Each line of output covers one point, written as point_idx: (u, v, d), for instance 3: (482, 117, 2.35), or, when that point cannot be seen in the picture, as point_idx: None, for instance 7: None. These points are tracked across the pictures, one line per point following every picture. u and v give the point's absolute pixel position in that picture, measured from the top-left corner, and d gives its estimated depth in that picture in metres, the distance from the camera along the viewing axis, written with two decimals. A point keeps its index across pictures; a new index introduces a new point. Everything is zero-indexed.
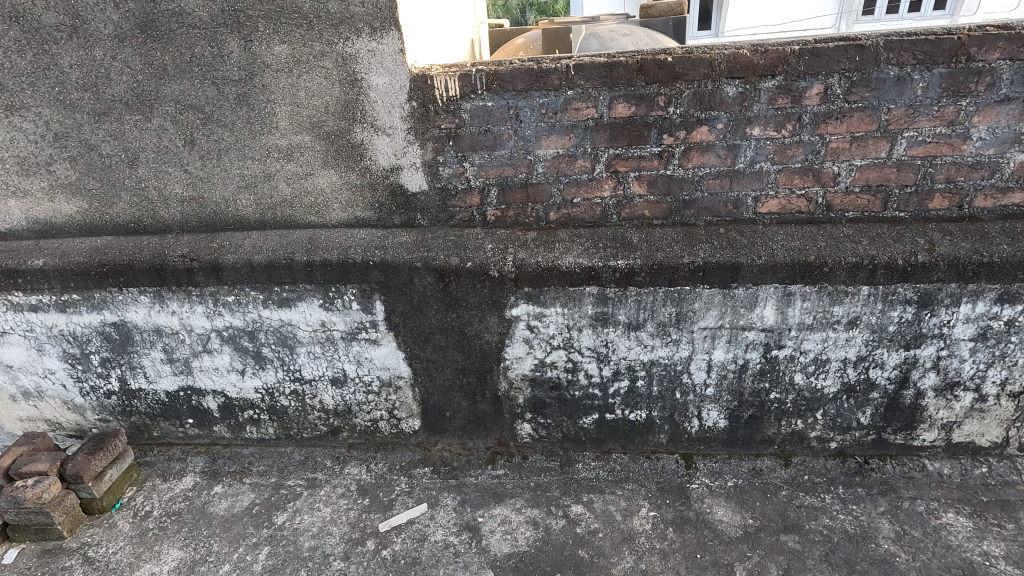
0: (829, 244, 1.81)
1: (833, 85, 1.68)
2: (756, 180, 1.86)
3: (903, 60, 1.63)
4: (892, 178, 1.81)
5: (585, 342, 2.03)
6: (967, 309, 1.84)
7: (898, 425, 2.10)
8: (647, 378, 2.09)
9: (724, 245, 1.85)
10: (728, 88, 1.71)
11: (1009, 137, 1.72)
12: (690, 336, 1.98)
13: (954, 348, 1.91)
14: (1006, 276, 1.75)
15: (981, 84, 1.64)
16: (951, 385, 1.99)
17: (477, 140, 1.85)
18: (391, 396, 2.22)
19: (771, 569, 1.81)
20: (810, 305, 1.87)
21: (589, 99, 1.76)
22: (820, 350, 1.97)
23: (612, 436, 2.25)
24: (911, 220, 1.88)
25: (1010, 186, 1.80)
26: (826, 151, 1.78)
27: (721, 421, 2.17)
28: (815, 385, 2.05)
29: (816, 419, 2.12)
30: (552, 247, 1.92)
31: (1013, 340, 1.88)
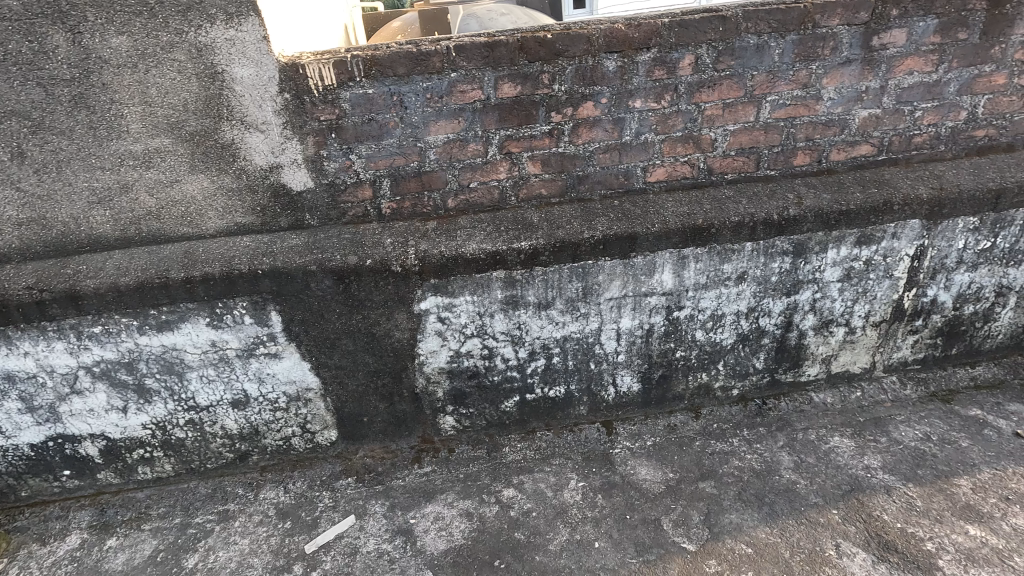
0: (713, 207, 1.93)
1: (702, 55, 1.77)
2: (642, 151, 1.92)
3: (761, 29, 1.75)
4: (761, 140, 1.95)
5: (498, 326, 2.02)
6: (834, 254, 2.04)
7: (787, 365, 2.31)
8: (562, 354, 2.12)
9: (619, 216, 1.91)
10: (607, 62, 1.75)
11: (853, 96, 1.90)
12: (598, 308, 2.03)
13: (826, 290, 2.12)
14: (862, 221, 1.96)
15: (826, 49, 1.81)
16: (827, 323, 2.21)
17: (361, 131, 1.76)
18: (302, 410, 2.09)
19: (693, 516, 1.93)
20: (703, 266, 1.98)
21: (473, 80, 1.73)
22: (715, 306, 2.10)
23: (535, 414, 2.27)
24: (780, 177, 2.04)
25: (857, 140, 2.00)
26: (702, 119, 1.88)
27: (634, 385, 2.26)
28: (714, 339, 2.19)
29: (717, 370, 2.28)
30: (453, 235, 1.88)
31: (872, 277, 2.12)
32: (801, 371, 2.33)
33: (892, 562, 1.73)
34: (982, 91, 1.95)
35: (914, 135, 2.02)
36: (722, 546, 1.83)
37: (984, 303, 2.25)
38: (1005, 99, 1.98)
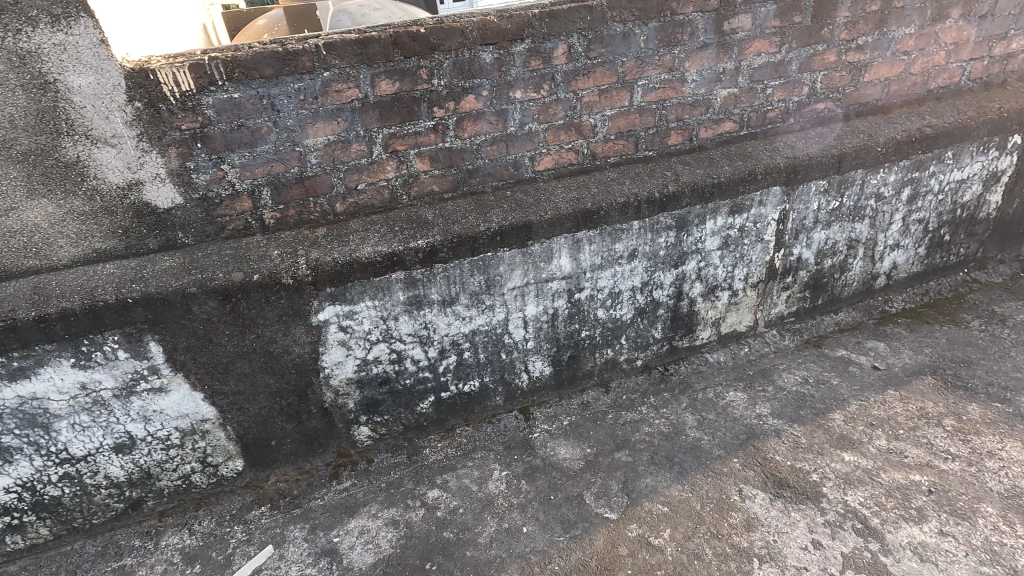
0: (600, 190, 2.01)
1: (574, 44, 1.83)
2: (528, 141, 1.96)
3: (625, 17, 1.84)
4: (637, 123, 2.06)
5: (404, 329, 1.98)
6: (711, 225, 2.20)
7: (683, 331, 2.47)
8: (472, 348, 2.13)
9: (512, 207, 1.94)
10: (484, 54, 1.75)
11: (712, 77, 2.05)
12: (502, 299, 2.05)
13: (708, 259, 2.29)
14: (732, 191, 2.13)
15: (685, 34, 1.94)
16: (713, 289, 2.39)
17: (231, 138, 1.64)
18: (199, 444, 1.93)
19: (612, 486, 2.02)
20: (596, 247, 2.07)
21: (348, 79, 1.67)
22: (613, 284, 2.20)
23: (452, 412, 2.26)
24: (658, 157, 2.16)
25: (721, 118, 2.16)
26: (581, 106, 1.95)
27: (546, 369, 2.32)
28: (615, 316, 2.30)
29: (621, 344, 2.39)
30: (346, 240, 1.81)
31: (746, 242, 2.32)
32: (695, 335, 2.51)
33: (785, 497, 1.92)
34: (819, 68, 2.18)
35: (768, 110, 2.21)
36: (641, 509, 1.93)
37: (839, 255, 2.54)
38: (838, 75, 2.23)
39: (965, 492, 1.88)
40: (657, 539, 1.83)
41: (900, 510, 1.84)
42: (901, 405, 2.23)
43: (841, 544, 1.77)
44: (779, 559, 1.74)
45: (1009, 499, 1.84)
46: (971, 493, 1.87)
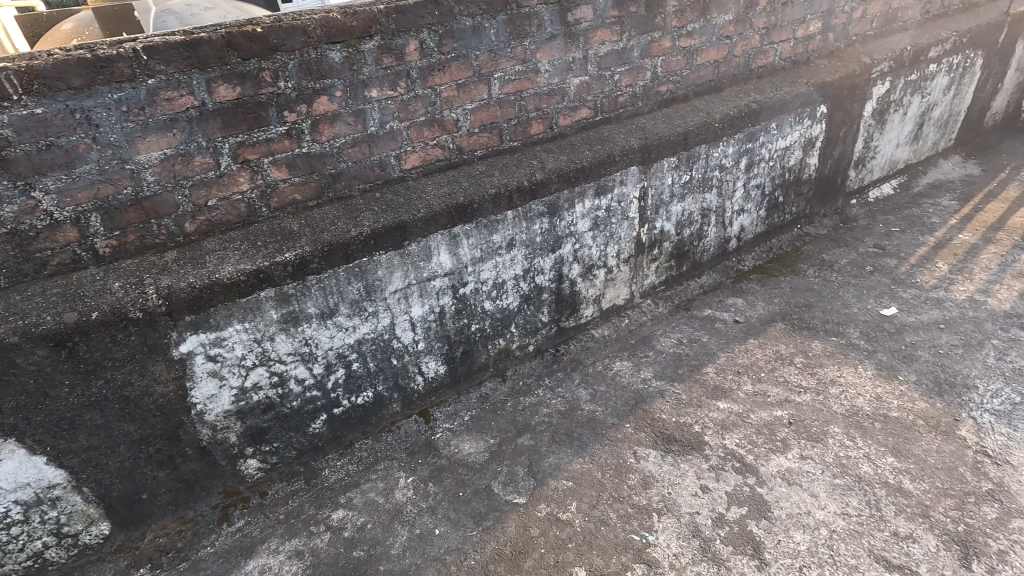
0: (471, 183, 2.03)
1: (425, 39, 1.81)
2: (391, 140, 1.91)
3: (472, 11, 1.86)
4: (498, 115, 2.09)
5: (282, 348, 1.86)
6: (580, 208, 2.31)
7: (568, 312, 2.58)
8: (361, 358, 2.06)
9: (383, 209, 1.89)
10: (331, 53, 1.68)
11: (564, 67, 2.14)
12: (385, 303, 2.00)
13: (582, 240, 2.41)
14: (595, 174, 2.25)
15: (533, 26, 2.00)
16: (590, 268, 2.52)
17: (41, 160, 1.42)
18: (49, 515, 1.67)
19: (519, 471, 2.07)
20: (474, 240, 2.08)
21: (179, 86, 1.52)
22: (495, 275, 2.23)
23: (348, 427, 2.17)
24: (523, 147, 2.21)
25: (577, 105, 2.27)
26: (441, 101, 1.94)
27: (440, 368, 2.30)
28: (501, 306, 2.34)
29: (512, 332, 2.44)
30: (202, 262, 1.66)
31: (614, 221, 2.46)
32: (580, 314, 2.63)
33: (674, 452, 2.09)
34: (657, 54, 2.36)
35: (618, 95, 2.35)
36: (547, 488, 1.99)
37: (696, 224, 2.79)
38: (674, 59, 2.43)
39: (816, 418, 2.16)
40: (565, 514, 1.90)
41: (768, 444, 2.08)
42: (760, 350, 2.51)
43: (725, 483, 1.95)
44: (674, 509, 1.89)
45: (850, 418, 2.15)
46: (821, 418, 2.16)
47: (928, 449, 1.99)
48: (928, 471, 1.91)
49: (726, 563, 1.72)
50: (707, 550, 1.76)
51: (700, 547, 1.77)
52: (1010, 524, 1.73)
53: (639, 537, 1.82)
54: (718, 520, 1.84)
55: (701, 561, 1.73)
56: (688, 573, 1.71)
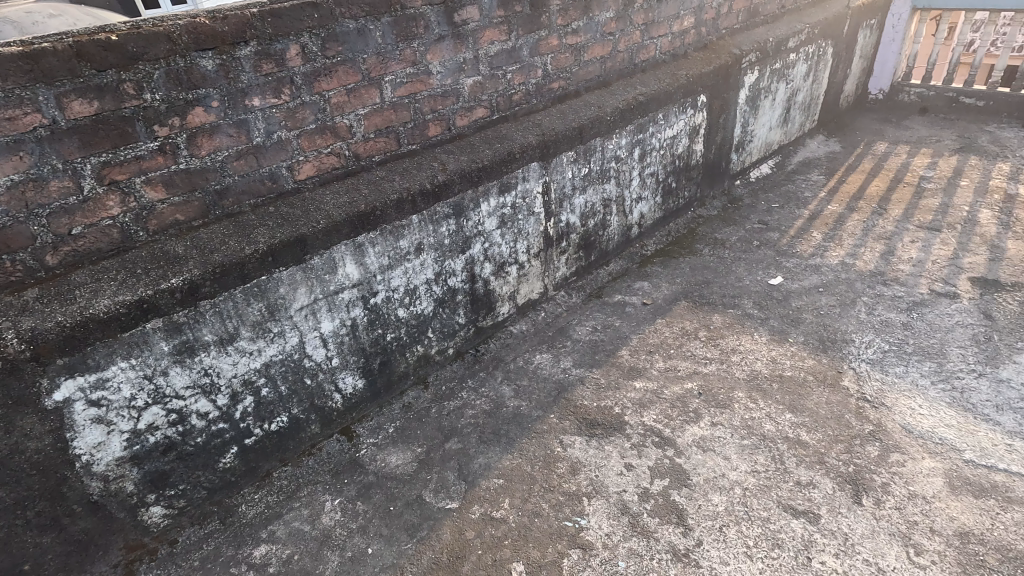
0: (371, 190, 1.97)
1: (307, 43, 1.74)
2: (280, 151, 1.82)
3: (355, 13, 1.80)
4: (393, 118, 2.05)
5: (178, 383, 1.72)
6: (486, 207, 2.32)
7: (484, 311, 2.58)
8: (270, 382, 1.94)
9: (279, 223, 1.80)
10: (203, 61, 1.57)
11: (455, 67, 2.14)
12: (291, 322, 1.90)
13: (491, 238, 2.42)
14: (497, 173, 2.27)
15: (420, 28, 1.97)
16: (502, 265, 2.54)
17: None
18: None
19: (449, 476, 2.05)
20: (380, 248, 2.03)
21: (23, 103, 1.35)
22: (406, 282, 2.19)
23: (264, 457, 2.05)
24: (423, 149, 2.19)
25: (473, 105, 2.27)
26: (330, 107, 1.87)
27: (358, 382, 2.23)
28: (416, 312, 2.30)
29: (429, 337, 2.41)
30: (71, 297, 1.49)
31: (520, 217, 2.49)
32: (496, 312, 2.65)
33: (597, 435, 2.16)
34: (546, 52, 2.42)
35: (513, 94, 2.39)
36: (479, 489, 2.00)
37: (599, 215, 2.90)
38: (563, 56, 2.50)
39: (722, 386, 2.32)
40: (499, 511, 1.91)
41: (683, 416, 2.20)
42: (668, 329, 2.66)
43: (647, 459, 2.05)
44: (602, 490, 1.96)
45: (752, 381, 2.32)
46: (727, 385, 2.32)
47: (818, 402, 2.20)
48: (820, 421, 2.11)
49: (654, 534, 1.81)
50: (636, 525, 1.84)
51: (629, 523, 1.85)
52: (890, 458, 1.95)
53: (572, 523, 1.86)
54: (644, 495, 1.92)
55: (631, 536, 1.81)
56: (620, 549, 1.78)
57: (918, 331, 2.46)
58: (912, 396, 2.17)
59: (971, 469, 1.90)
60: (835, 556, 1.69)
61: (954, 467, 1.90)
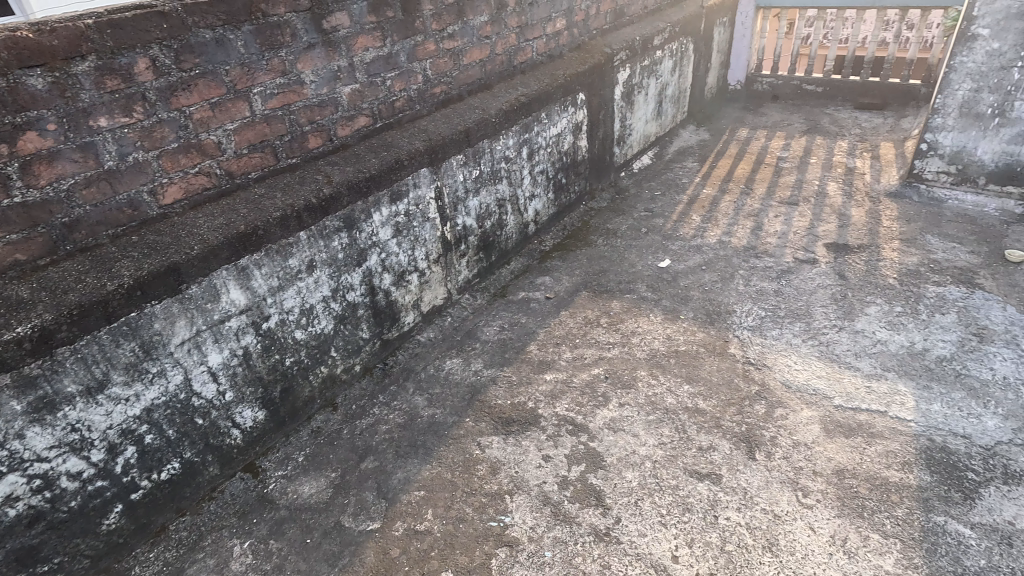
0: (249, 209, 1.86)
1: (158, 56, 1.60)
2: (139, 174, 1.66)
3: (211, 22, 1.68)
4: (267, 132, 1.94)
5: (40, 444, 1.52)
6: (379, 216, 2.27)
7: (389, 323, 2.53)
8: (154, 428, 1.77)
9: (146, 252, 1.64)
10: (31, 79, 1.39)
11: (330, 76, 2.06)
12: (172, 359, 1.75)
13: (388, 248, 2.37)
14: (386, 181, 2.22)
15: (286, 36, 1.89)
16: (402, 274, 2.49)
17: None
18: None
19: (368, 497, 1.98)
20: (267, 269, 1.92)
21: None
22: (301, 302, 2.09)
23: (156, 510, 1.87)
24: (304, 163, 2.09)
25: (354, 114, 2.21)
26: (193, 124, 1.73)
27: (258, 414, 2.09)
28: (315, 332, 2.20)
29: (333, 357, 2.32)
30: None
31: (416, 224, 2.46)
32: (401, 322, 2.60)
33: (513, 432, 2.19)
34: (424, 57, 2.41)
35: (394, 101, 2.35)
36: (401, 504, 1.95)
37: (495, 215, 2.93)
38: (442, 61, 2.50)
39: (625, 367, 2.44)
40: (423, 524, 1.88)
41: (593, 401, 2.29)
42: (571, 319, 2.75)
43: (563, 447, 2.11)
44: (524, 485, 1.99)
45: (652, 359, 2.47)
46: (630, 366, 2.44)
47: (710, 370, 2.38)
48: (714, 388, 2.29)
49: (576, 519, 1.86)
50: (558, 513, 1.89)
51: (552, 512, 1.89)
52: (775, 413, 2.16)
53: (497, 523, 1.88)
54: (563, 483, 1.98)
55: (555, 525, 1.85)
56: (546, 540, 1.81)
57: (788, 296, 2.74)
58: (788, 354, 2.41)
59: (840, 412, 2.14)
60: (737, 510, 1.84)
61: (827, 413, 2.14)
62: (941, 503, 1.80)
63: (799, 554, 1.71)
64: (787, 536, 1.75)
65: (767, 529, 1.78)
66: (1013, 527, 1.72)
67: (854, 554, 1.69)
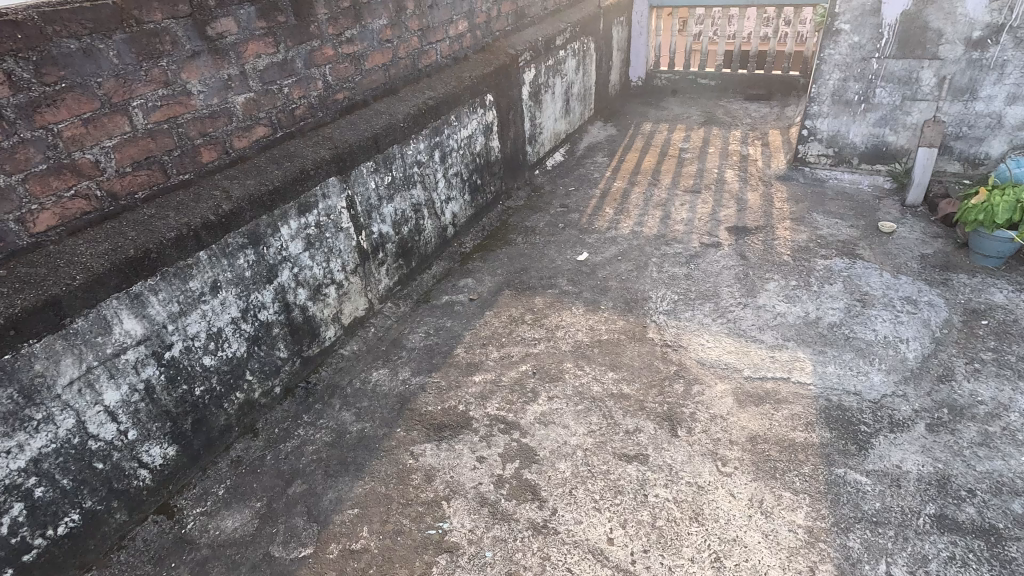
0: (139, 231, 1.72)
1: (14, 69, 1.45)
2: (1, 201, 1.50)
3: (75, 31, 1.55)
4: (153, 147, 1.80)
5: None
6: (287, 230, 2.17)
7: (308, 339, 2.43)
8: (45, 479, 1.60)
9: (18, 287, 1.48)
10: None
11: (220, 85, 1.95)
12: (59, 402, 1.59)
13: (300, 262, 2.28)
14: (292, 193, 2.13)
15: (166, 44, 1.76)
16: (318, 288, 2.40)
17: None
18: None
19: (298, 523, 1.90)
20: (165, 295, 1.79)
21: None
22: (207, 326, 1.97)
23: (56, 569, 1.70)
24: (198, 178, 1.97)
25: (250, 124, 2.10)
26: (64, 142, 1.59)
27: (169, 450, 1.95)
28: (227, 357, 2.08)
29: (249, 381, 2.20)
30: None
31: (328, 235, 2.38)
32: (322, 338, 2.51)
33: (446, 437, 2.17)
34: (323, 63, 2.33)
35: (294, 109, 2.26)
36: (334, 526, 1.89)
37: (412, 220, 2.90)
38: (342, 66, 2.44)
39: (552, 361, 2.49)
40: (359, 542, 1.83)
41: (523, 398, 2.32)
42: (496, 319, 2.77)
43: (496, 447, 2.12)
44: (460, 489, 1.98)
45: (577, 351, 2.53)
46: (556, 359, 2.50)
47: (632, 356, 2.48)
48: (636, 373, 2.39)
49: (513, 516, 1.88)
50: (496, 512, 1.90)
51: (490, 512, 1.90)
52: (693, 390, 2.28)
53: (435, 531, 1.86)
54: (498, 482, 1.99)
55: (493, 524, 1.86)
56: (485, 540, 1.82)
57: (697, 279, 2.90)
58: (700, 334, 2.56)
59: (750, 382, 2.30)
60: (665, 487, 1.93)
61: (738, 384, 2.29)
62: (840, 456, 1.98)
63: (722, 520, 1.82)
64: (710, 504, 1.86)
65: (693, 500, 1.88)
66: (900, 469, 1.91)
67: (769, 513, 1.82)
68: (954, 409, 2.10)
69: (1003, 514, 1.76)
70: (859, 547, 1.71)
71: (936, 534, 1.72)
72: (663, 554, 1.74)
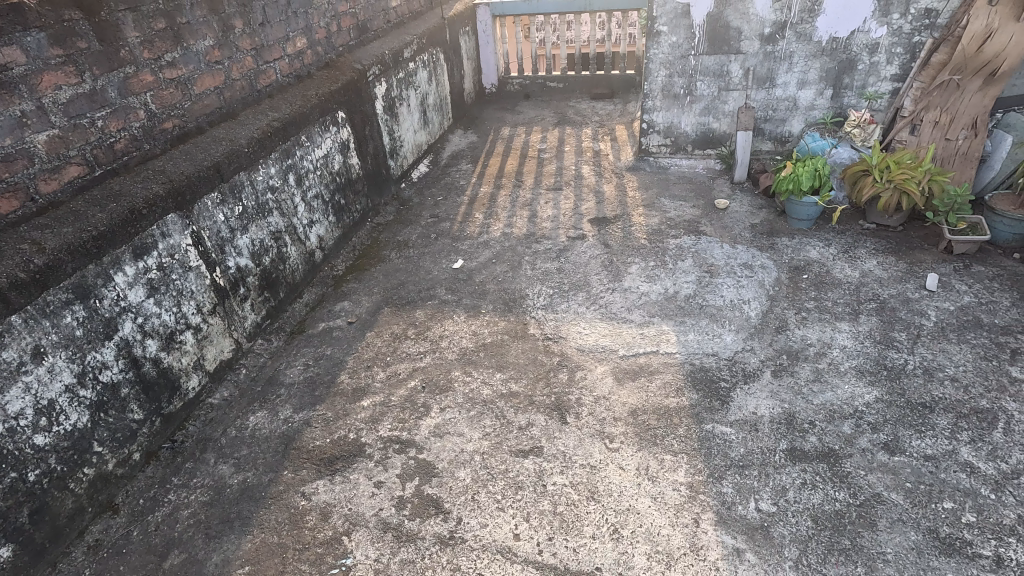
0: None
1: None
2: None
3: None
4: None
5: None
6: (123, 277, 1.95)
7: (167, 394, 2.20)
8: None
9: None
10: None
11: (13, 123, 1.70)
12: None
13: (144, 311, 2.05)
14: (123, 236, 1.92)
15: None
16: (171, 336, 2.18)
17: None
18: None
19: None
20: None
21: None
22: (33, 400, 1.71)
23: None
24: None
25: (59, 165, 1.86)
26: None
27: (3, 550, 1.67)
28: (66, 430, 1.82)
29: (99, 453, 1.94)
30: None
31: (175, 277, 2.17)
32: (184, 389, 2.28)
33: (339, 469, 2.08)
34: (142, 90, 2.12)
35: (114, 143, 2.03)
36: None
37: (273, 249, 2.73)
38: (166, 92, 2.23)
39: (440, 372, 2.48)
40: None
41: (414, 414, 2.29)
42: (378, 339, 2.70)
43: (393, 468, 2.07)
44: (360, 520, 1.91)
45: (464, 357, 2.55)
46: (443, 369, 2.49)
47: (517, 354, 2.55)
48: (522, 369, 2.46)
49: (419, 535, 1.85)
50: (400, 535, 1.86)
51: (394, 536, 1.85)
52: (576, 376, 2.40)
53: (338, 568, 1.78)
54: (400, 503, 1.95)
55: (399, 548, 1.82)
56: (393, 566, 1.77)
57: (568, 271, 3.06)
58: (577, 322, 2.70)
59: (625, 360, 2.47)
60: (561, 473, 2.01)
61: (615, 364, 2.45)
62: (707, 413, 2.19)
63: (616, 494, 1.93)
64: (603, 481, 1.98)
65: (588, 481, 1.98)
66: (756, 415, 2.17)
67: (655, 477, 1.97)
68: (791, 354, 2.43)
69: (837, 437, 2.06)
70: (732, 491, 1.91)
71: (790, 465, 1.98)
72: (566, 537, 1.81)
